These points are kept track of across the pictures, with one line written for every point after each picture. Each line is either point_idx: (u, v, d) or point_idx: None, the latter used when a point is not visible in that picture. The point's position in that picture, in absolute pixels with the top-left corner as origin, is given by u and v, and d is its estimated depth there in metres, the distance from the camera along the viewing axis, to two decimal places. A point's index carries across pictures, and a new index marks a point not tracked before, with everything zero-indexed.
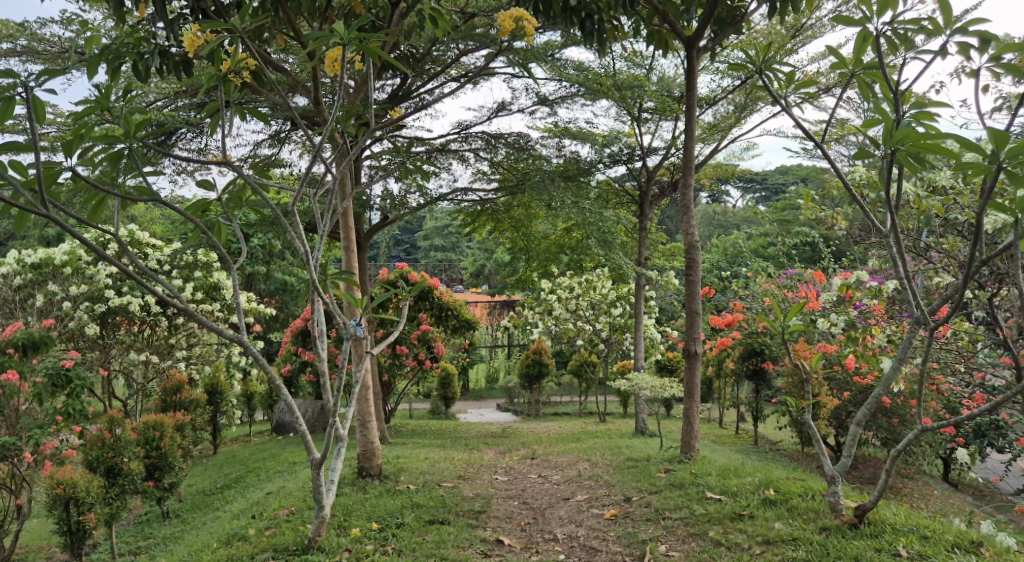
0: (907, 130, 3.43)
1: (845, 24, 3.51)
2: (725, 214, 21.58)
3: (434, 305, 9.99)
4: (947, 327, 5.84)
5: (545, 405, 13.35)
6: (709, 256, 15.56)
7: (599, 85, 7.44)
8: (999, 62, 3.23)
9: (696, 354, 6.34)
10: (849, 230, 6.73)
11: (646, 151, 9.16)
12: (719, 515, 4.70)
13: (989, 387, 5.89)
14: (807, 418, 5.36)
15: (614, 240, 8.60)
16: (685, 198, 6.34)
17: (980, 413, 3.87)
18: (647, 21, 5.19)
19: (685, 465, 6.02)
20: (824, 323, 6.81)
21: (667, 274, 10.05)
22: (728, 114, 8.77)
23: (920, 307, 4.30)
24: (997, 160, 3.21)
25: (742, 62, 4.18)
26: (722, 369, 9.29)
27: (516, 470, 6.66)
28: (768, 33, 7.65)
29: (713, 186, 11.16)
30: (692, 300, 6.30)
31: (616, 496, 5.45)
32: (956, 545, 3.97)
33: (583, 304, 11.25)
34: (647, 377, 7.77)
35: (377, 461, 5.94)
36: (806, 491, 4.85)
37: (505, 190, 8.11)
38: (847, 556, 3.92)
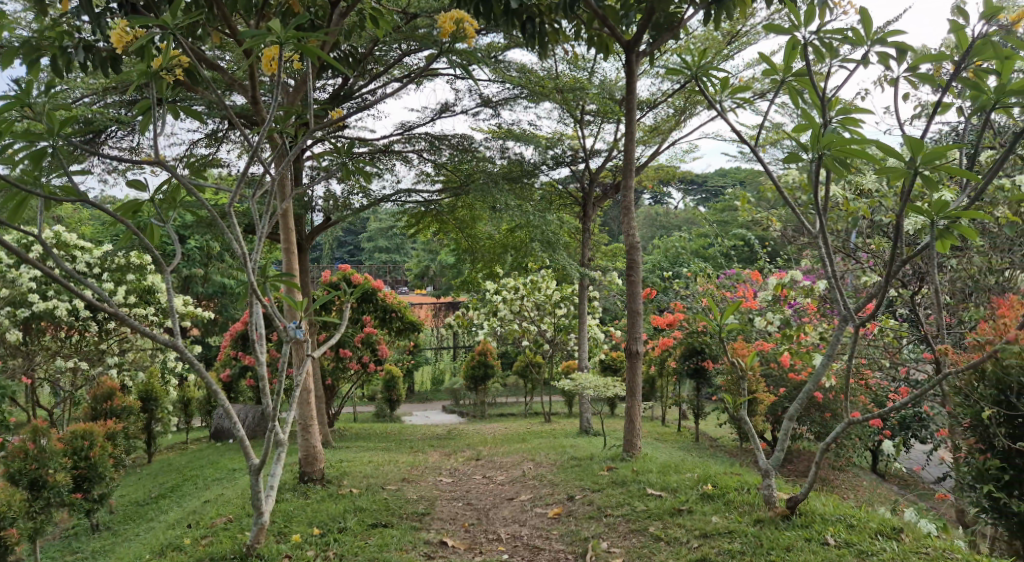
0: (833, 136, 3.56)
1: (775, 32, 3.63)
2: (666, 215, 22.00)
3: (379, 307, 9.93)
4: (874, 325, 6.12)
5: (491, 406, 13.42)
6: (651, 257, 15.84)
7: (542, 87, 7.48)
8: (915, 72, 3.39)
9: (637, 353, 6.46)
10: (784, 231, 6.96)
11: (588, 153, 9.27)
12: (659, 510, 4.79)
13: (913, 381, 6.17)
14: (744, 414, 5.53)
15: (558, 241, 8.69)
16: (626, 199, 6.45)
17: (903, 406, 4.04)
18: (588, 25, 5.23)
19: (626, 462, 6.13)
20: (762, 321, 7.15)
21: (609, 275, 10.20)
22: (667, 117, 8.95)
23: (848, 305, 4.47)
24: (914, 165, 3.36)
25: (679, 67, 4.29)
26: (664, 367, 9.48)
27: (461, 472, 6.66)
28: (706, 39, 7.82)
29: (655, 186, 11.34)
30: (633, 300, 6.41)
31: (560, 494, 5.49)
32: (880, 532, 4.18)
33: (528, 304, 11.32)
34: (590, 377, 7.88)
35: (319, 466, 5.86)
36: (742, 485, 5.01)
37: (449, 191, 8.11)
38: (780, 546, 4.05)
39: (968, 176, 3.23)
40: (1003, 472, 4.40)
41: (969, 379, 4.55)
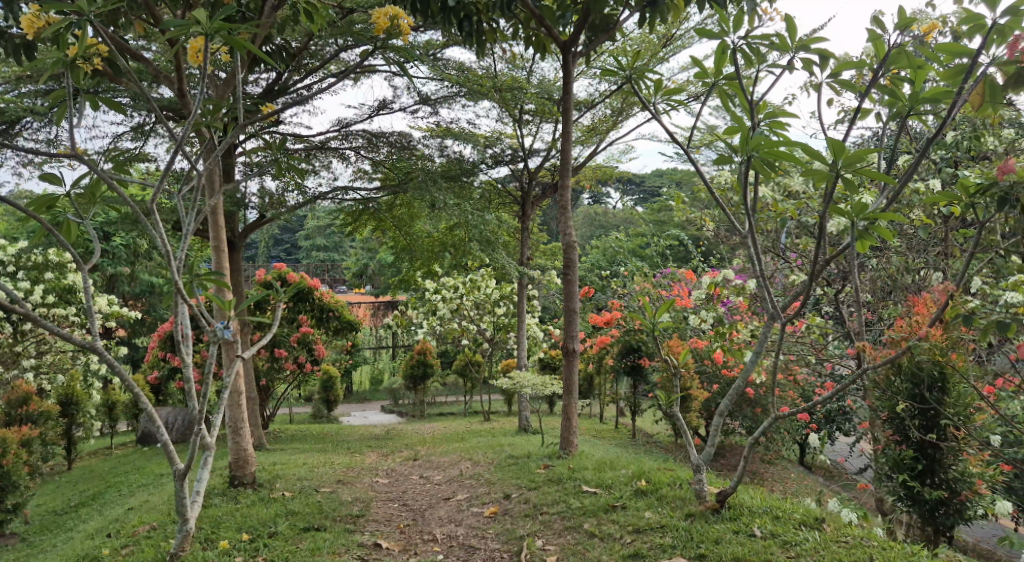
0: (760, 139, 3.65)
1: (705, 37, 3.70)
2: (605, 214, 22.31)
3: (315, 306, 9.67)
4: (802, 322, 6.36)
5: (430, 405, 13.37)
6: (590, 257, 16.02)
7: (481, 85, 7.46)
8: (836, 78, 3.50)
9: (574, 352, 6.52)
10: (717, 231, 7.13)
11: (528, 152, 9.30)
12: (593, 507, 4.83)
13: (837, 376, 6.44)
14: (675, 410, 5.66)
15: (496, 241, 8.69)
16: (562, 199, 6.50)
17: (826, 401, 4.19)
18: (525, 25, 5.23)
19: (563, 460, 6.18)
20: (697, 319, 7.28)
21: (548, 274, 10.29)
22: (605, 117, 9.08)
23: (774, 303, 4.63)
24: (836, 168, 3.48)
25: (614, 69, 4.34)
26: (602, 365, 9.60)
27: (398, 472, 6.60)
28: (642, 41, 7.95)
29: (593, 186, 11.46)
30: (570, 299, 6.46)
31: (496, 493, 5.50)
32: (803, 523, 4.36)
33: (467, 304, 11.29)
34: (528, 375, 7.92)
35: (250, 469, 5.72)
36: (674, 481, 5.13)
37: (387, 189, 8.03)
38: (709, 540, 4.14)
39: (885, 179, 3.37)
40: (916, 461, 4.76)
41: (887, 374, 4.78)
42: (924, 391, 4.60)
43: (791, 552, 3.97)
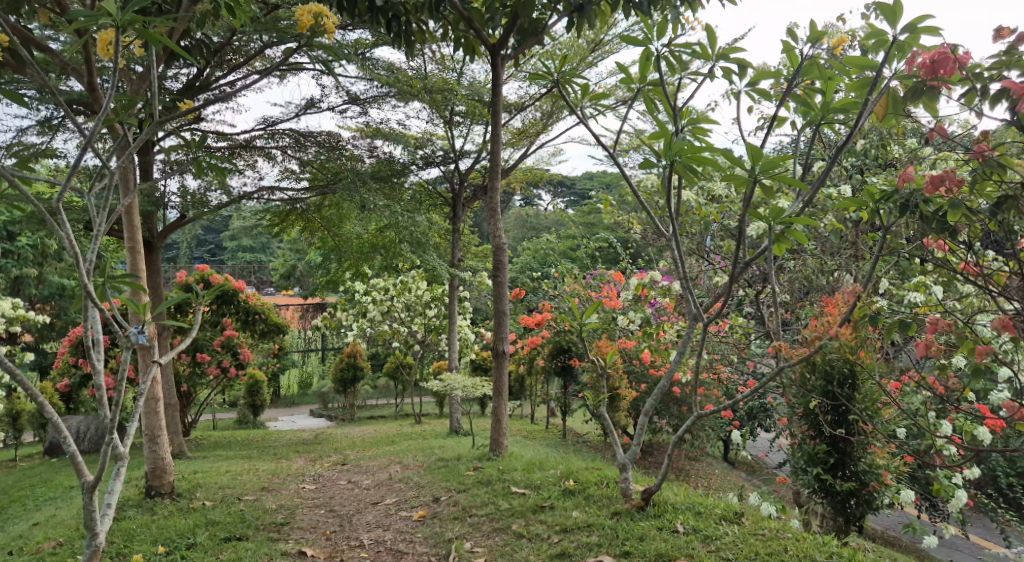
0: (682, 144, 3.70)
1: (629, 44, 3.77)
2: (536, 216, 22.53)
3: (240, 309, 9.45)
4: (724, 323, 6.57)
5: (361, 409, 13.21)
6: (521, 259, 16.08)
7: (410, 86, 7.39)
8: (754, 87, 3.62)
9: (504, 353, 6.54)
10: (644, 233, 7.28)
11: (459, 154, 9.29)
12: (522, 508, 4.86)
13: (759, 373, 6.67)
14: (601, 409, 5.79)
15: (427, 242, 8.64)
16: (492, 200, 6.51)
17: (745, 397, 4.37)
18: (453, 26, 5.19)
19: (492, 461, 6.20)
20: (625, 319, 7.41)
21: (480, 275, 10.30)
22: (535, 120, 9.16)
23: (697, 304, 4.76)
24: (754, 173, 3.59)
25: (541, 72, 4.37)
26: (533, 366, 9.68)
27: (325, 478, 6.48)
28: (571, 46, 8.05)
29: (525, 188, 11.53)
30: (500, 301, 6.48)
31: (425, 496, 5.46)
32: (723, 517, 4.52)
33: (398, 305, 11.17)
34: (459, 377, 7.88)
35: (168, 479, 5.51)
36: (601, 480, 5.22)
37: (316, 189, 7.89)
38: (634, 536, 4.23)
39: (800, 184, 3.48)
40: (829, 455, 4.99)
41: (802, 372, 4.99)
42: (836, 388, 4.83)
43: (711, 546, 4.09)
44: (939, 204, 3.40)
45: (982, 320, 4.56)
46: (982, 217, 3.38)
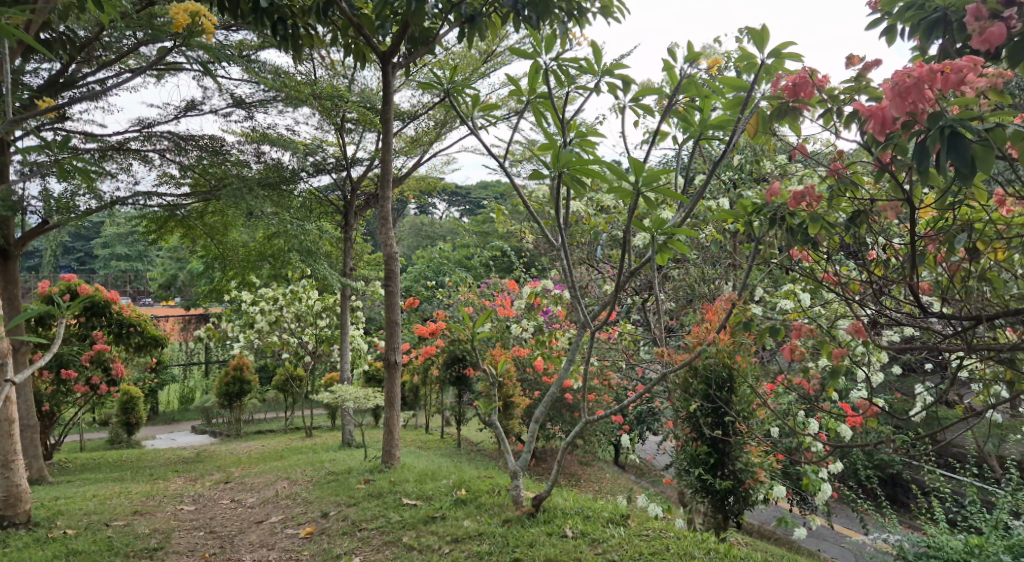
0: (570, 155, 3.76)
1: (519, 56, 3.80)
2: (431, 224, 22.49)
3: (113, 322, 8.75)
4: (613, 330, 6.77)
5: (247, 424, 12.70)
6: (416, 267, 15.97)
7: (299, 91, 7.20)
8: (637, 103, 3.74)
9: (396, 364, 6.46)
10: (535, 242, 7.39)
11: (351, 162, 9.14)
12: (413, 519, 4.80)
13: (646, 378, 6.91)
14: (494, 419, 5.83)
15: (318, 250, 8.43)
16: (383, 209, 6.43)
17: (631, 402, 4.51)
18: (343, 32, 5.05)
19: (384, 473, 6.10)
20: (518, 327, 7.49)
21: (373, 284, 10.15)
22: (428, 129, 9.15)
23: (585, 313, 4.88)
24: (637, 186, 3.70)
25: (431, 82, 4.32)
26: (428, 376, 9.63)
27: (206, 498, 6.17)
28: (463, 56, 8.10)
29: (418, 197, 11.47)
30: (392, 310, 6.41)
31: (312, 512, 5.29)
32: (611, 520, 4.66)
33: (287, 315, 10.73)
34: (351, 389, 7.71)
35: (24, 507, 5.09)
36: (492, 488, 5.26)
37: (198, 195, 7.52)
38: (523, 543, 4.26)
39: (679, 197, 3.63)
40: (709, 455, 5.22)
41: (685, 376, 5.22)
42: (716, 391, 5.08)
43: (598, 548, 4.19)
44: (803, 218, 3.64)
45: (842, 325, 4.92)
46: (840, 230, 3.65)
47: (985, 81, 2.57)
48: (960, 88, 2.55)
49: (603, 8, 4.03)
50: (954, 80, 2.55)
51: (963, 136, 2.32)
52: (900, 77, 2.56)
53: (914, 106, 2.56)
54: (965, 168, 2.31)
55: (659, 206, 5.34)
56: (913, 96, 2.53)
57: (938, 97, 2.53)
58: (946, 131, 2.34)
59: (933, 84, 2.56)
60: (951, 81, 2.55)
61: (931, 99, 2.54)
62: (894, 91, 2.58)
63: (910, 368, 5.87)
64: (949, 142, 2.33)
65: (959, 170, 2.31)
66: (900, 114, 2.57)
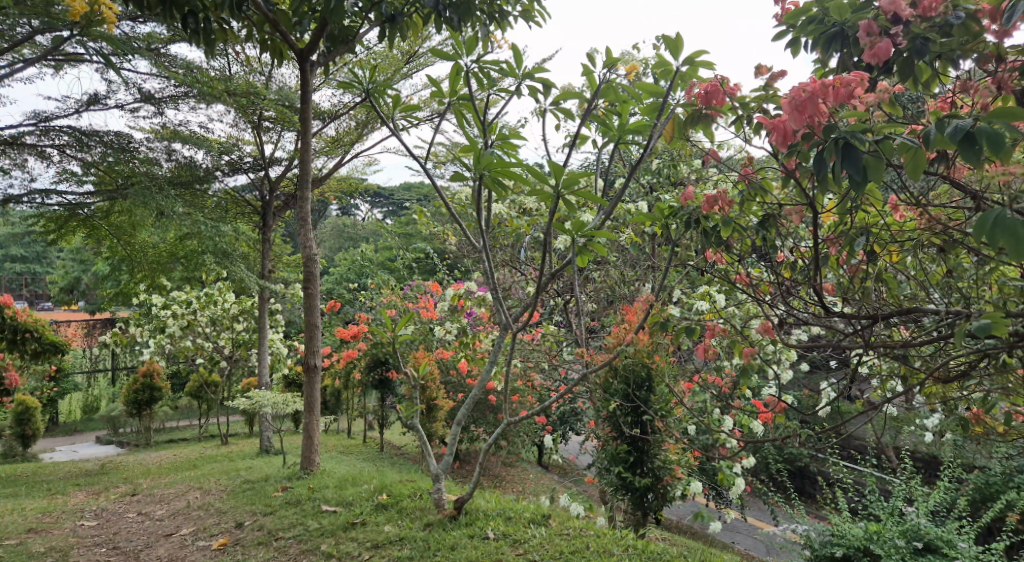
0: (492, 158, 3.75)
1: (440, 57, 3.77)
2: (354, 226, 22.11)
3: (7, 328, 8.21)
4: (536, 332, 6.83)
5: (158, 432, 12.18)
6: (338, 270, 15.68)
7: (212, 88, 6.97)
8: (557, 106, 3.77)
9: (316, 368, 6.31)
10: (458, 244, 7.38)
11: (269, 161, 8.89)
12: (331, 526, 4.70)
13: (568, 379, 7.00)
14: (416, 422, 5.79)
15: (234, 252, 8.15)
16: (302, 210, 6.28)
17: (552, 403, 4.54)
18: (259, 28, 4.88)
19: (303, 480, 5.95)
20: (441, 329, 7.44)
21: (293, 287, 9.90)
22: (350, 129, 9.00)
23: (508, 315, 4.89)
24: (556, 188, 3.72)
25: (349, 81, 4.24)
26: (350, 380, 9.47)
27: (110, 512, 5.87)
28: (385, 56, 8.01)
29: (340, 198, 11.26)
30: (311, 313, 6.26)
31: (226, 523, 5.11)
32: (532, 520, 4.70)
33: (201, 319, 10.34)
34: (269, 394, 7.48)
35: None
36: (414, 492, 5.22)
37: (102, 194, 7.15)
38: (444, 546, 4.23)
39: (598, 200, 3.67)
40: (629, 454, 5.34)
41: (605, 376, 5.31)
42: (635, 390, 5.19)
43: (519, 549, 4.21)
44: (716, 220, 3.75)
45: (754, 325, 5.11)
46: (751, 233, 3.78)
47: (872, 96, 2.71)
48: (850, 102, 2.69)
49: (524, 12, 4.06)
50: (844, 93, 2.69)
51: (856, 147, 2.45)
52: (796, 91, 2.69)
53: (810, 119, 2.70)
54: (858, 176, 2.44)
55: (581, 210, 5.42)
56: (809, 109, 2.67)
57: (831, 111, 2.67)
58: (840, 142, 2.47)
59: (826, 98, 2.70)
60: (841, 95, 2.69)
61: (825, 112, 2.67)
62: (791, 105, 2.71)
63: (816, 366, 6.16)
64: (843, 152, 2.46)
65: (853, 178, 2.44)
66: (798, 127, 2.71)
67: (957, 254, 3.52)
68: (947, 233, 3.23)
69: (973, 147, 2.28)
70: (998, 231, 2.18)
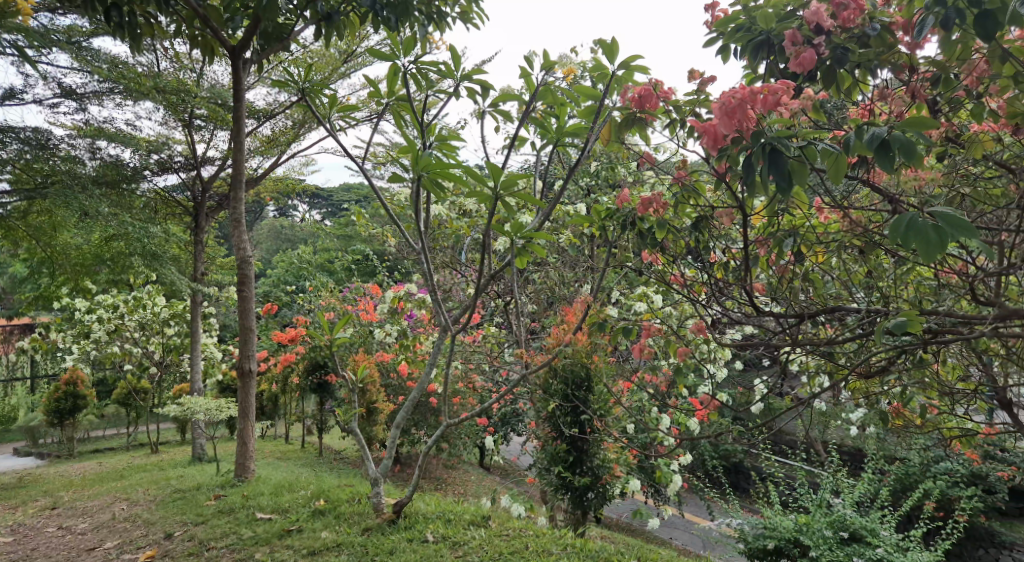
0: (430, 159, 3.71)
1: (378, 57, 3.72)
2: (291, 228, 21.69)
3: None
4: (477, 334, 6.82)
5: (82, 442, 11.69)
6: (275, 272, 15.36)
7: (139, 84, 6.73)
8: (496, 107, 3.78)
9: (250, 372, 6.17)
10: (398, 246, 7.32)
11: (201, 161, 8.65)
12: (266, 534, 4.60)
13: (508, 380, 7.03)
14: (353, 425, 5.73)
15: (164, 254, 7.89)
16: (235, 210, 6.12)
17: (492, 405, 4.54)
18: (188, 23, 4.74)
19: (237, 487, 5.80)
20: (381, 332, 7.37)
21: (227, 289, 9.65)
22: (286, 129, 8.83)
23: (447, 316, 4.87)
24: (494, 190, 3.70)
25: (284, 80, 4.15)
26: (287, 384, 9.29)
27: (29, 527, 5.59)
28: (321, 55, 7.90)
29: (277, 199, 11.03)
30: (245, 317, 6.11)
31: (155, 534, 4.94)
32: (472, 522, 4.70)
33: (129, 324, 9.98)
34: (202, 400, 7.27)
35: None
36: (352, 496, 5.16)
37: (20, 193, 6.82)
38: (383, 550, 4.19)
39: (536, 202, 3.68)
40: (568, 453, 5.39)
41: (545, 377, 5.35)
42: (574, 390, 5.24)
43: (459, 551, 4.20)
44: (652, 222, 3.82)
45: (689, 325, 5.23)
46: (685, 235, 3.87)
47: (797, 103, 2.82)
48: (778, 109, 2.78)
49: (462, 13, 4.06)
50: (772, 101, 2.77)
51: (781, 152, 2.53)
52: (726, 97, 2.76)
53: (739, 124, 2.77)
54: (783, 180, 2.52)
55: (520, 212, 5.43)
56: (738, 115, 2.75)
57: (759, 117, 2.75)
58: (766, 147, 2.54)
59: (755, 105, 2.78)
60: (770, 102, 2.77)
61: (753, 118, 2.75)
62: (722, 110, 2.79)
63: (748, 364, 6.35)
64: (770, 157, 2.54)
65: (779, 183, 2.51)
66: (728, 131, 2.78)
67: (877, 255, 3.70)
68: (867, 236, 3.38)
69: (888, 154, 2.38)
70: (910, 234, 2.27)
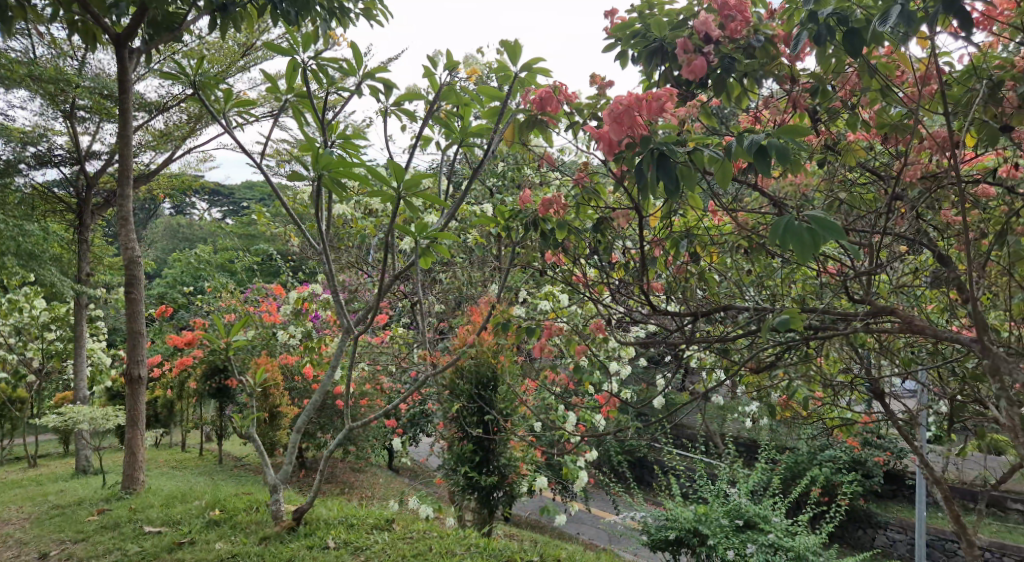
0: (330, 157, 3.59)
1: (274, 51, 3.59)
2: (189, 226, 20.77)
3: None
4: (384, 335, 6.72)
5: None
6: (171, 272, 14.67)
7: (13, 72, 6.25)
8: (399, 106, 3.72)
9: (140, 379, 5.85)
10: (301, 246, 7.13)
11: (86, 155, 8.15)
12: (155, 548, 4.37)
13: (415, 381, 6.97)
14: (251, 431, 5.53)
15: (43, 253, 7.37)
16: (123, 208, 5.77)
17: (395, 408, 4.47)
18: (64, 8, 4.42)
19: (124, 500, 5.49)
20: (283, 333, 7.14)
21: (115, 291, 9.13)
22: (181, 123, 8.43)
23: (349, 318, 4.75)
24: (397, 190, 3.61)
25: (173, 72, 3.93)
26: (184, 390, 8.88)
27: None
28: (216, 47, 7.59)
29: (171, 196, 10.53)
30: (134, 320, 5.78)
31: (29, 554, 4.62)
32: (375, 526, 4.63)
33: (4, 329, 9.28)
34: (86, 409, 6.83)
35: None
36: (249, 505, 4.99)
37: None
38: (281, 559, 4.06)
39: (439, 203, 3.61)
40: (475, 453, 5.38)
41: (451, 377, 5.33)
42: (480, 390, 5.24)
43: (360, 557, 4.13)
44: (553, 223, 3.85)
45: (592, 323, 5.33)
46: (585, 236, 3.93)
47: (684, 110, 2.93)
48: (663, 115, 2.85)
49: (365, 10, 3.99)
50: (656, 107, 2.85)
51: (668, 158, 2.60)
52: (613, 104, 2.81)
53: (629, 130, 2.81)
54: (671, 185, 2.59)
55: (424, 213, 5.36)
56: (626, 122, 2.78)
57: (647, 123, 2.81)
58: (654, 154, 2.60)
59: (641, 111, 2.84)
60: (654, 108, 2.85)
61: (642, 125, 2.81)
62: (611, 116, 2.82)
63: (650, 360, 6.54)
64: (658, 163, 2.61)
65: (667, 187, 2.59)
66: (618, 138, 2.80)
67: (766, 255, 3.87)
68: (754, 238, 3.53)
69: (766, 160, 2.48)
70: (788, 237, 2.38)
